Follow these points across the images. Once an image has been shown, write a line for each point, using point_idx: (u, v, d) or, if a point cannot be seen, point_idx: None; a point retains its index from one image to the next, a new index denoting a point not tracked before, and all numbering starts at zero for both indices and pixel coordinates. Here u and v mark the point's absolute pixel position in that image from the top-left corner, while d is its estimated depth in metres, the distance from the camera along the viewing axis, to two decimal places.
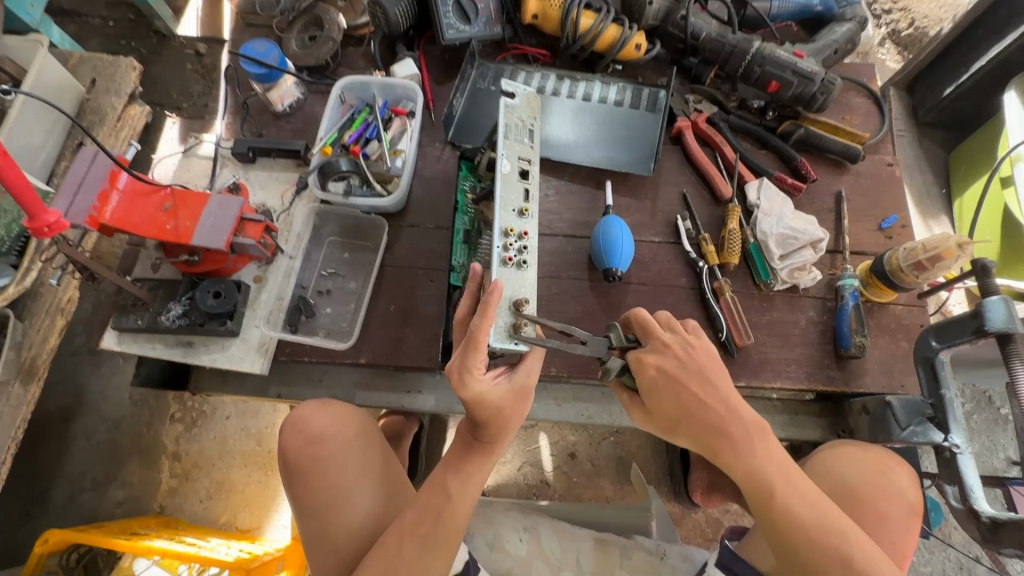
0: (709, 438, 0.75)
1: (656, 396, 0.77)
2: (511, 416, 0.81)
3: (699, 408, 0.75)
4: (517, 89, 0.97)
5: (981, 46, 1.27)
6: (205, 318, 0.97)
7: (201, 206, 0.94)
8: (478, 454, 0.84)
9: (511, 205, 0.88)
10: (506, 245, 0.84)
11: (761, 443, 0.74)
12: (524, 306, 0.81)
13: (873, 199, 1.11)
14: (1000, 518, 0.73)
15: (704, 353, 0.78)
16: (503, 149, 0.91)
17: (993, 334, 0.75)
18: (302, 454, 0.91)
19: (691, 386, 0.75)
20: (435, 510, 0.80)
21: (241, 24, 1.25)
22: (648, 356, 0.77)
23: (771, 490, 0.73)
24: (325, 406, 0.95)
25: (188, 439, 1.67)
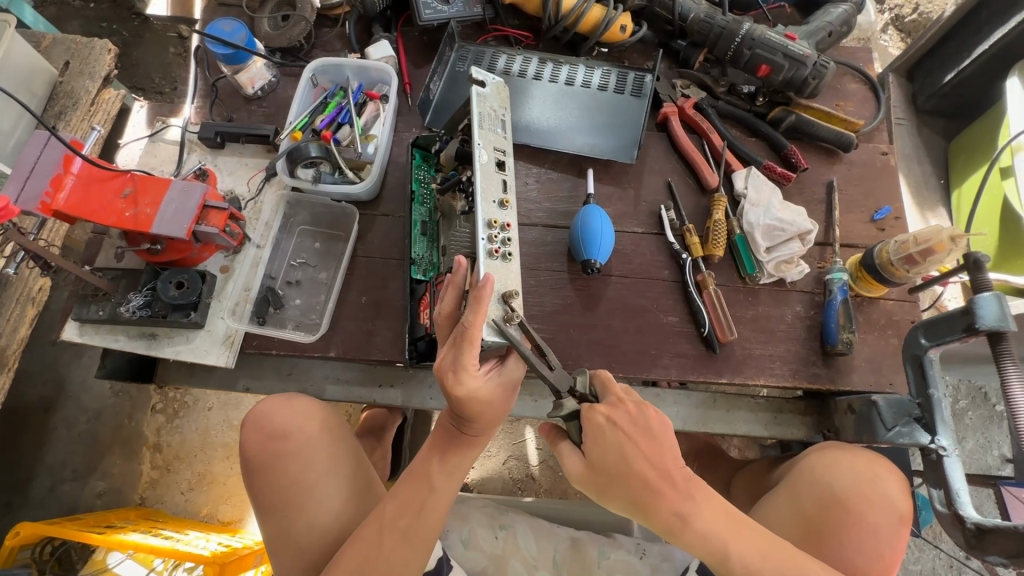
0: (644, 499, 0.73)
1: (596, 453, 0.75)
2: (500, 409, 0.79)
3: (637, 470, 0.73)
4: (485, 76, 0.92)
5: (984, 30, 1.21)
6: (169, 309, 0.94)
7: (163, 192, 0.90)
8: (464, 448, 0.82)
9: (490, 197, 0.83)
10: (490, 237, 0.79)
11: (704, 501, 0.72)
12: (512, 300, 0.77)
13: (866, 190, 1.07)
14: (985, 524, 0.69)
15: (654, 414, 0.76)
16: (477, 139, 0.85)
17: (984, 332, 0.71)
18: (263, 450, 0.87)
19: (635, 444, 0.74)
20: (417, 501, 0.79)
21: (214, 3, 1.20)
22: (601, 408, 0.76)
23: (723, 548, 0.71)
24: (291, 400, 0.92)
25: (169, 430, 1.64)
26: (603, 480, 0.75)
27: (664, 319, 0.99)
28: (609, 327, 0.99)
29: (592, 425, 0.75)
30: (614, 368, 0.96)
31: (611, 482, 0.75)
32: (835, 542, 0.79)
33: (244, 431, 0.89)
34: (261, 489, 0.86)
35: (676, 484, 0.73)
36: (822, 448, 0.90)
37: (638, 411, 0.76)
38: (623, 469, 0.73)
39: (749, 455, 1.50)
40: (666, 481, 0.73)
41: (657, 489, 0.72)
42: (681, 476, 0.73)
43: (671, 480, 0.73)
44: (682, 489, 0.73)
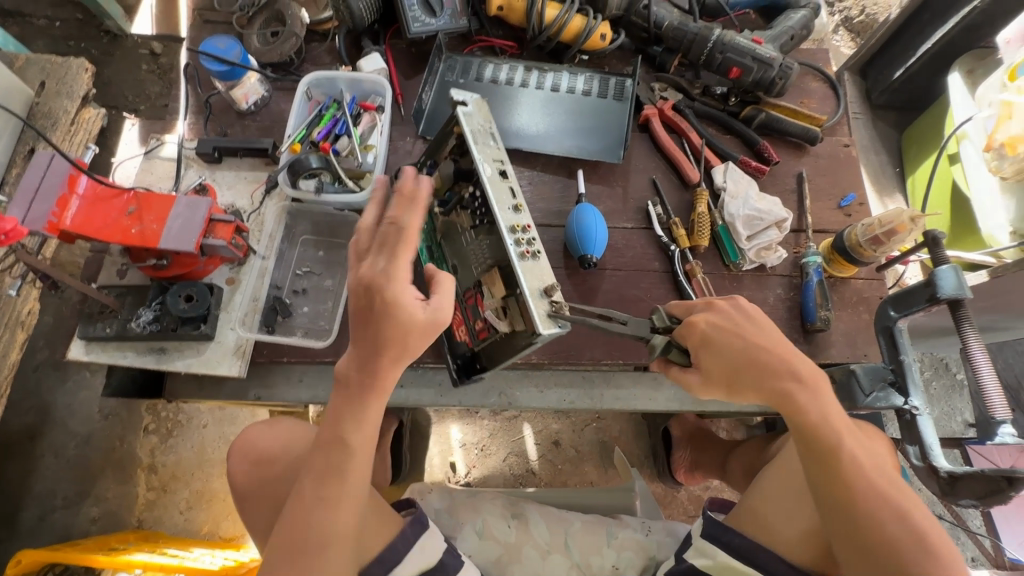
0: (763, 381, 0.72)
1: (707, 345, 0.76)
2: (415, 346, 0.72)
3: (757, 354, 0.73)
4: (466, 95, 0.90)
5: (927, 29, 1.31)
6: (178, 323, 0.95)
7: (168, 208, 0.92)
8: (373, 403, 0.72)
9: (505, 203, 0.85)
10: (517, 240, 0.82)
11: (823, 392, 0.71)
12: (554, 292, 0.80)
13: (832, 179, 1.16)
14: (957, 472, 0.76)
15: (754, 309, 0.78)
16: (479, 154, 0.86)
17: (945, 300, 0.79)
18: (250, 475, 0.91)
19: (744, 330, 0.75)
20: (333, 467, 0.70)
21: (200, 21, 1.22)
22: (699, 316, 0.78)
23: (837, 435, 0.69)
24: (273, 426, 0.96)
25: (164, 450, 1.62)
26: (724, 370, 0.75)
27: (658, 307, 1.06)
28: None
29: (695, 329, 0.77)
30: (615, 355, 1.02)
31: (732, 370, 0.74)
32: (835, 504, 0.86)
33: (230, 461, 0.94)
34: (251, 509, 0.90)
35: (798, 372, 0.72)
36: None
37: (737, 305, 0.78)
38: (743, 355, 0.73)
39: (737, 436, 1.58)
40: (790, 368, 0.72)
41: (780, 370, 0.72)
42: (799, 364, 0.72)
43: (792, 364, 0.72)
44: (800, 373, 0.72)
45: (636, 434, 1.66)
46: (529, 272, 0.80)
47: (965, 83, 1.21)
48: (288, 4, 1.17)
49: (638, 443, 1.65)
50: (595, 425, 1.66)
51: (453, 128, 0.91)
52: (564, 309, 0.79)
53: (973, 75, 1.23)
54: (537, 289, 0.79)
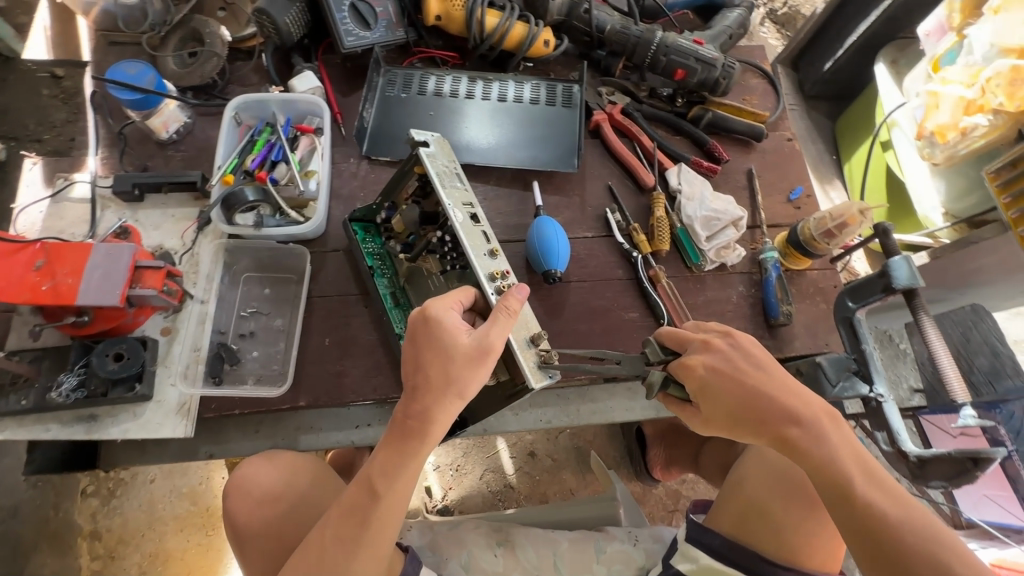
0: (757, 421, 0.68)
1: (702, 388, 0.71)
2: (459, 377, 0.71)
3: (755, 393, 0.68)
4: (426, 135, 0.89)
5: (853, 21, 1.36)
6: (107, 385, 0.85)
7: (84, 259, 0.82)
8: (415, 458, 0.73)
9: (480, 249, 0.82)
10: (498, 290, 0.79)
11: (833, 430, 0.65)
12: (542, 341, 0.78)
13: (780, 173, 1.18)
14: (925, 456, 0.78)
15: (752, 342, 0.73)
16: (448, 199, 0.83)
17: (901, 290, 0.81)
18: (261, 515, 0.82)
19: (743, 368, 0.70)
20: (359, 513, 0.71)
21: (103, 43, 1.12)
22: (693, 356, 0.73)
23: (845, 474, 0.63)
24: (273, 458, 0.87)
25: (107, 513, 1.47)
26: (723, 413, 0.70)
27: (625, 315, 1.04)
28: (576, 332, 1.02)
29: (692, 373, 0.71)
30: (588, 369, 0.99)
31: (731, 413, 0.69)
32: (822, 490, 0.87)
33: (230, 502, 0.83)
34: (254, 552, 0.80)
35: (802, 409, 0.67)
36: None
37: (733, 340, 0.73)
38: (738, 397, 0.69)
39: None
40: (793, 404, 0.67)
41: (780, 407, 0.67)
42: (799, 398, 0.67)
43: (794, 397, 0.67)
44: (802, 409, 0.66)
45: (610, 436, 1.66)
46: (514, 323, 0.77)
47: (890, 73, 1.28)
48: (205, 21, 1.08)
49: (613, 444, 1.65)
50: (569, 431, 1.64)
51: (411, 168, 0.89)
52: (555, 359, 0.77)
53: (897, 64, 1.29)
54: (523, 338, 0.78)
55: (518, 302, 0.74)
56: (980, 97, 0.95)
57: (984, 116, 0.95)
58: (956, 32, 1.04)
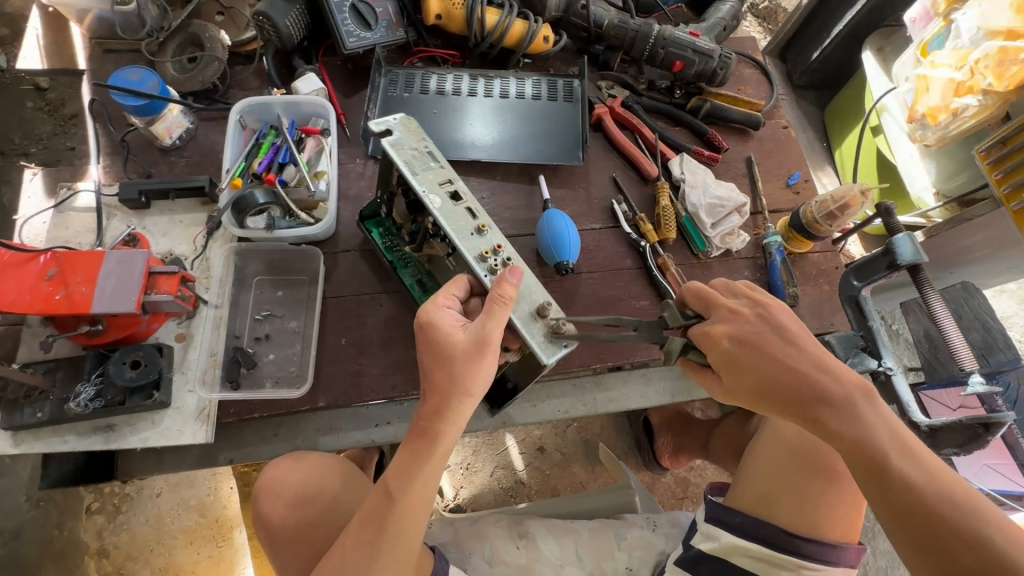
0: (794, 401, 0.67)
1: (729, 361, 0.71)
2: (463, 375, 0.70)
3: (786, 370, 0.68)
4: (388, 123, 0.87)
5: (837, 12, 1.40)
6: (125, 394, 0.84)
7: (97, 266, 0.81)
8: (434, 460, 0.71)
9: (465, 231, 0.81)
10: (493, 267, 0.79)
11: (869, 410, 0.65)
12: (549, 310, 0.79)
13: (778, 160, 1.21)
14: (937, 424, 0.81)
15: (790, 317, 0.72)
16: (422, 185, 0.83)
17: (905, 266, 0.84)
18: (290, 519, 0.81)
19: (776, 345, 0.69)
20: (377, 516, 0.70)
21: (99, 51, 1.11)
22: (715, 325, 0.73)
23: (883, 454, 0.62)
24: (302, 460, 0.86)
25: (114, 530, 1.44)
26: (747, 388, 0.70)
27: (636, 304, 1.06)
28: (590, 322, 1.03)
29: (716, 344, 0.71)
30: (603, 358, 1.01)
31: (760, 390, 0.69)
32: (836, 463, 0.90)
33: (260, 505, 0.83)
34: (286, 557, 0.80)
35: (839, 389, 0.66)
36: None
37: (769, 315, 0.72)
38: (765, 372, 0.68)
39: (712, 414, 1.64)
40: (829, 383, 0.66)
41: (813, 388, 0.66)
42: (836, 378, 0.66)
43: (829, 377, 0.66)
44: (839, 390, 0.66)
45: (617, 428, 1.67)
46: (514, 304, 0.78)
47: (876, 61, 1.32)
48: (203, 25, 1.07)
49: (621, 435, 1.66)
50: (576, 425, 1.65)
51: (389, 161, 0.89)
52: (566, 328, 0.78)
53: (883, 52, 1.33)
54: (529, 313, 0.79)
55: (511, 289, 0.73)
56: (970, 78, 0.99)
57: (974, 97, 0.99)
58: (943, 17, 1.07)
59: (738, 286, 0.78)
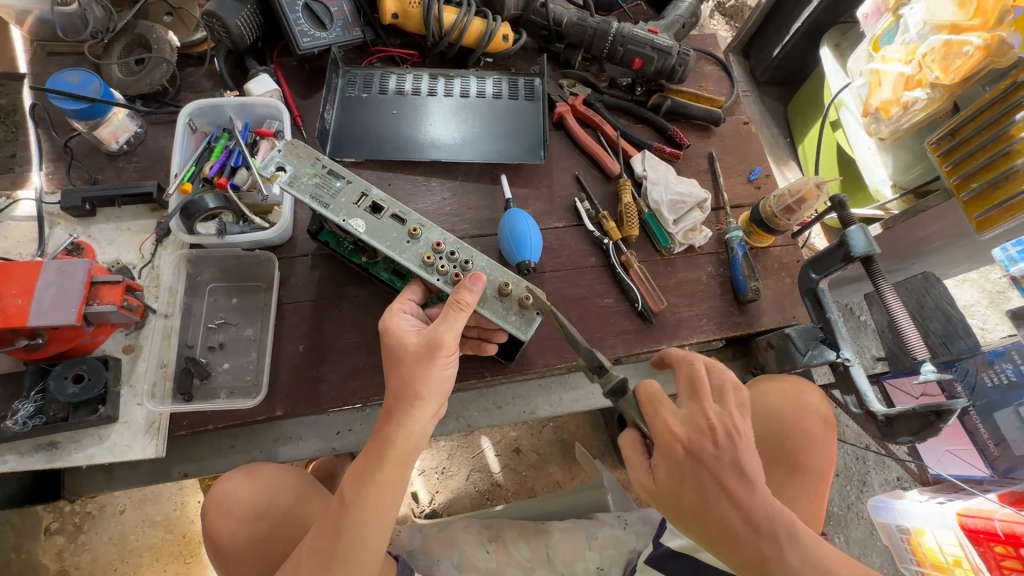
0: (723, 540, 0.66)
1: (672, 482, 0.69)
2: (411, 377, 0.70)
3: (715, 510, 0.66)
4: (271, 162, 0.80)
5: (796, 10, 1.42)
6: (69, 409, 0.81)
7: (34, 278, 0.78)
8: (390, 467, 0.69)
9: (400, 241, 0.81)
10: (440, 271, 0.79)
11: (793, 551, 0.64)
12: (508, 287, 0.81)
13: (739, 156, 1.22)
14: (892, 414, 0.82)
15: (749, 444, 0.67)
16: (340, 215, 0.80)
17: (859, 258, 0.84)
18: (242, 534, 0.79)
19: (721, 483, 0.66)
20: (333, 526, 0.67)
21: (41, 55, 1.07)
22: (674, 421, 0.69)
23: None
24: (255, 472, 0.83)
25: (76, 549, 1.39)
26: (672, 508, 0.69)
27: (601, 302, 1.05)
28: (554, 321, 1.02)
29: (671, 454, 0.68)
30: (569, 357, 0.99)
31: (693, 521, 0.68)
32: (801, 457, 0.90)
33: (209, 522, 0.80)
34: (240, 574, 0.78)
35: (767, 532, 0.65)
36: (757, 380, 1.01)
37: (729, 440, 0.67)
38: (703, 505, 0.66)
39: None
40: (760, 526, 0.65)
41: (743, 535, 0.65)
42: (765, 521, 0.65)
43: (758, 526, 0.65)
44: (767, 533, 0.65)
45: (593, 426, 1.66)
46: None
47: (834, 57, 1.34)
48: (150, 26, 1.04)
49: (597, 434, 1.65)
50: (553, 425, 1.64)
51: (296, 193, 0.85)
52: (531, 303, 0.80)
53: (840, 48, 1.35)
54: (493, 295, 0.81)
55: (472, 295, 0.72)
56: (918, 72, 1.01)
57: (923, 91, 1.01)
58: (891, 12, 1.10)
59: (722, 383, 0.73)
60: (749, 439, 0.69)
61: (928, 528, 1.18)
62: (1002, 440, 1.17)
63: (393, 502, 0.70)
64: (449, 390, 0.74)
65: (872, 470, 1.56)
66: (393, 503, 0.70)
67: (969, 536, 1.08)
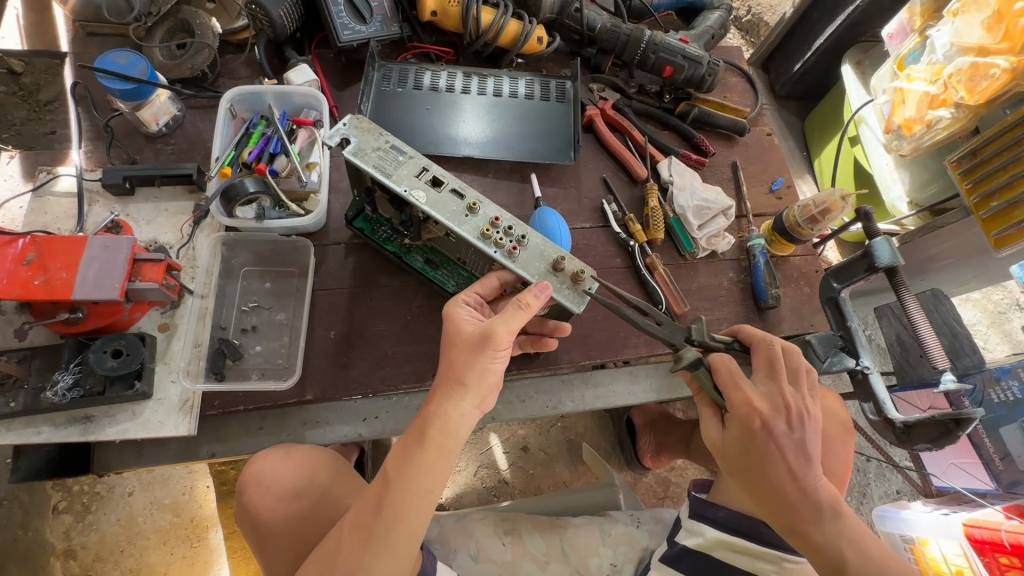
0: (754, 449, 0.71)
1: (740, 446, 0.73)
2: (458, 362, 0.72)
3: (775, 480, 0.71)
4: (338, 131, 0.80)
5: (818, 27, 1.45)
6: (105, 383, 0.82)
7: (79, 252, 0.79)
8: (430, 449, 0.71)
9: (458, 214, 0.79)
10: (498, 243, 0.78)
11: (833, 523, 0.71)
12: (564, 261, 0.79)
13: (762, 166, 1.25)
14: (911, 421, 0.83)
15: (815, 425, 0.73)
16: (402, 185, 0.79)
17: (884, 268, 0.86)
18: (281, 512, 0.82)
19: (787, 458, 0.71)
20: (376, 502, 0.69)
21: (83, 34, 1.09)
22: (754, 395, 0.72)
23: (841, 555, 0.70)
24: (291, 451, 0.86)
25: (84, 529, 1.39)
26: (736, 469, 0.74)
27: None
28: (579, 319, 1.04)
29: (747, 425, 0.71)
30: (592, 354, 1.02)
31: (746, 481, 0.73)
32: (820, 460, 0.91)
33: (248, 499, 0.83)
34: (275, 551, 0.80)
35: (814, 504, 0.71)
36: None
37: (801, 420, 0.71)
38: (768, 482, 0.71)
39: (692, 414, 1.66)
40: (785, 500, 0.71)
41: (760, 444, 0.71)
42: (815, 495, 0.71)
43: (818, 502, 0.71)
44: (813, 504, 0.71)
45: (600, 427, 1.67)
46: (527, 266, 0.79)
47: (855, 74, 1.37)
48: (194, 12, 1.05)
49: (603, 435, 1.66)
50: (560, 425, 1.65)
51: (355, 168, 0.84)
52: (586, 279, 0.78)
53: (861, 65, 1.38)
54: (546, 271, 0.79)
55: (536, 299, 0.73)
56: (943, 92, 1.04)
57: (947, 109, 1.04)
58: (917, 33, 1.14)
59: (797, 368, 0.76)
60: (817, 423, 0.73)
61: (932, 538, 1.20)
62: (1007, 454, 1.20)
63: (431, 487, 0.71)
64: (494, 383, 0.75)
65: (872, 482, 1.56)
66: (432, 488, 0.72)
67: (975, 546, 1.11)
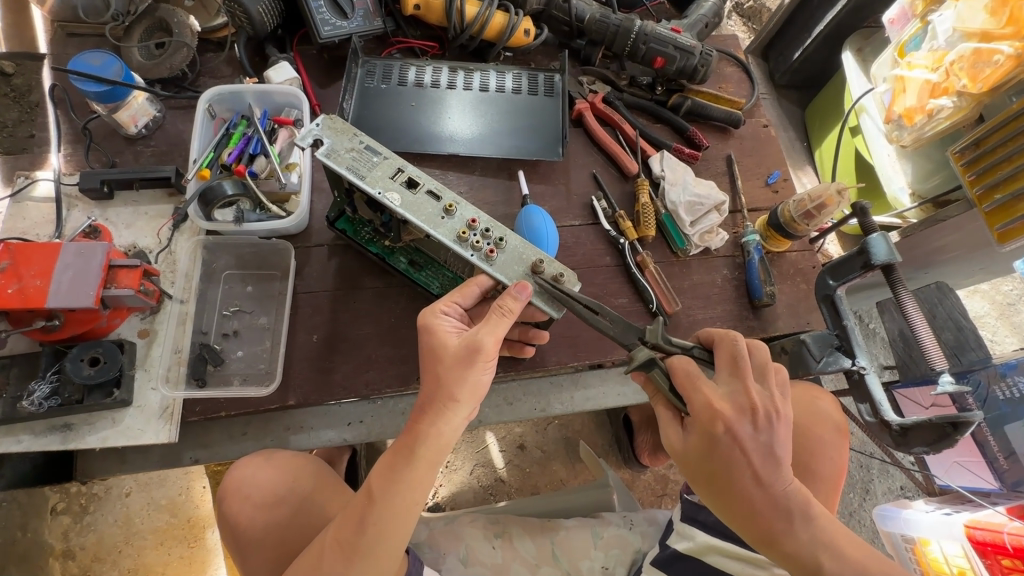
0: (716, 452, 0.69)
1: (702, 449, 0.70)
2: (448, 379, 0.70)
3: (739, 486, 0.68)
4: (309, 132, 0.78)
5: (818, 13, 1.40)
6: (84, 391, 0.81)
7: (53, 259, 0.78)
8: (419, 464, 0.69)
9: (435, 217, 0.77)
10: (474, 245, 0.76)
11: (805, 528, 0.68)
12: (543, 264, 0.77)
13: (758, 159, 1.21)
14: (907, 424, 0.80)
15: (783, 425, 0.69)
16: (376, 187, 0.77)
17: (880, 266, 0.82)
18: (261, 520, 0.81)
19: (753, 463, 0.67)
20: (357, 517, 0.68)
21: (61, 34, 1.07)
22: (715, 396, 0.69)
23: (814, 559, 0.67)
24: (272, 458, 0.86)
25: (81, 530, 1.38)
26: (700, 473, 0.71)
27: (615, 301, 1.04)
28: (568, 319, 1.02)
29: (708, 428, 0.68)
30: (581, 356, 1.00)
31: (711, 486, 0.71)
32: (814, 463, 0.89)
33: (228, 506, 0.83)
34: (256, 561, 0.80)
35: (783, 508, 0.68)
36: None
37: (768, 420, 0.68)
38: (733, 487, 0.68)
39: None
40: (753, 507, 0.68)
41: (721, 448, 0.68)
42: (783, 499, 0.68)
43: (788, 507, 0.68)
44: (782, 509, 0.68)
45: (598, 425, 1.65)
46: (505, 269, 0.77)
47: (856, 61, 1.32)
48: (172, 10, 1.03)
49: (601, 433, 1.64)
50: (557, 423, 1.62)
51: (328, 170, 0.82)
52: (564, 282, 0.76)
53: (862, 53, 1.33)
54: (525, 274, 0.77)
55: (516, 303, 0.71)
56: (944, 80, 1.00)
57: (949, 99, 1.00)
58: (920, 18, 1.09)
59: (764, 364, 0.73)
60: (786, 422, 0.70)
61: (933, 538, 1.17)
62: (1012, 453, 1.16)
63: (416, 499, 0.70)
64: (483, 395, 0.73)
65: (876, 478, 1.53)
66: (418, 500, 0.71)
67: (976, 548, 1.08)
